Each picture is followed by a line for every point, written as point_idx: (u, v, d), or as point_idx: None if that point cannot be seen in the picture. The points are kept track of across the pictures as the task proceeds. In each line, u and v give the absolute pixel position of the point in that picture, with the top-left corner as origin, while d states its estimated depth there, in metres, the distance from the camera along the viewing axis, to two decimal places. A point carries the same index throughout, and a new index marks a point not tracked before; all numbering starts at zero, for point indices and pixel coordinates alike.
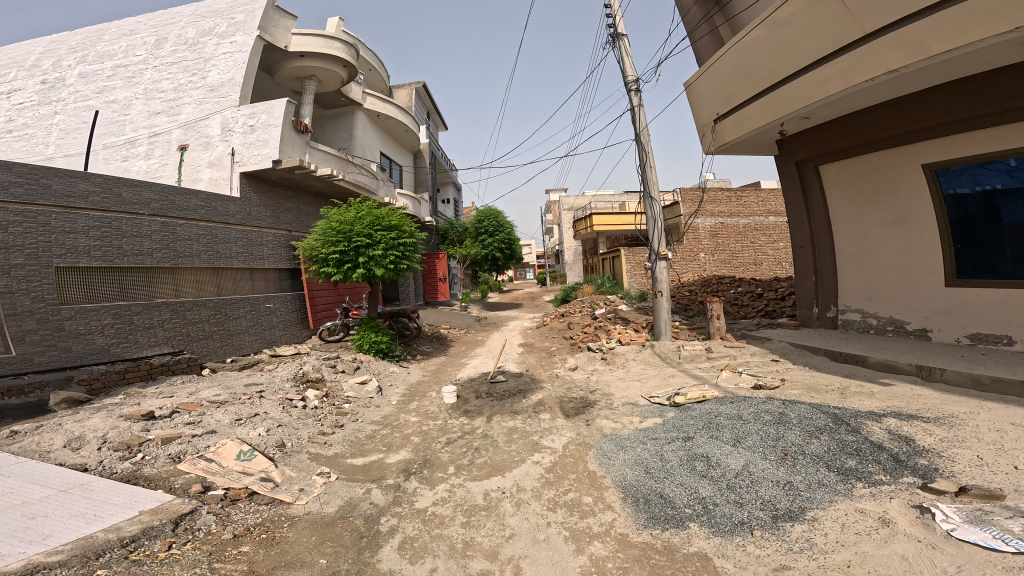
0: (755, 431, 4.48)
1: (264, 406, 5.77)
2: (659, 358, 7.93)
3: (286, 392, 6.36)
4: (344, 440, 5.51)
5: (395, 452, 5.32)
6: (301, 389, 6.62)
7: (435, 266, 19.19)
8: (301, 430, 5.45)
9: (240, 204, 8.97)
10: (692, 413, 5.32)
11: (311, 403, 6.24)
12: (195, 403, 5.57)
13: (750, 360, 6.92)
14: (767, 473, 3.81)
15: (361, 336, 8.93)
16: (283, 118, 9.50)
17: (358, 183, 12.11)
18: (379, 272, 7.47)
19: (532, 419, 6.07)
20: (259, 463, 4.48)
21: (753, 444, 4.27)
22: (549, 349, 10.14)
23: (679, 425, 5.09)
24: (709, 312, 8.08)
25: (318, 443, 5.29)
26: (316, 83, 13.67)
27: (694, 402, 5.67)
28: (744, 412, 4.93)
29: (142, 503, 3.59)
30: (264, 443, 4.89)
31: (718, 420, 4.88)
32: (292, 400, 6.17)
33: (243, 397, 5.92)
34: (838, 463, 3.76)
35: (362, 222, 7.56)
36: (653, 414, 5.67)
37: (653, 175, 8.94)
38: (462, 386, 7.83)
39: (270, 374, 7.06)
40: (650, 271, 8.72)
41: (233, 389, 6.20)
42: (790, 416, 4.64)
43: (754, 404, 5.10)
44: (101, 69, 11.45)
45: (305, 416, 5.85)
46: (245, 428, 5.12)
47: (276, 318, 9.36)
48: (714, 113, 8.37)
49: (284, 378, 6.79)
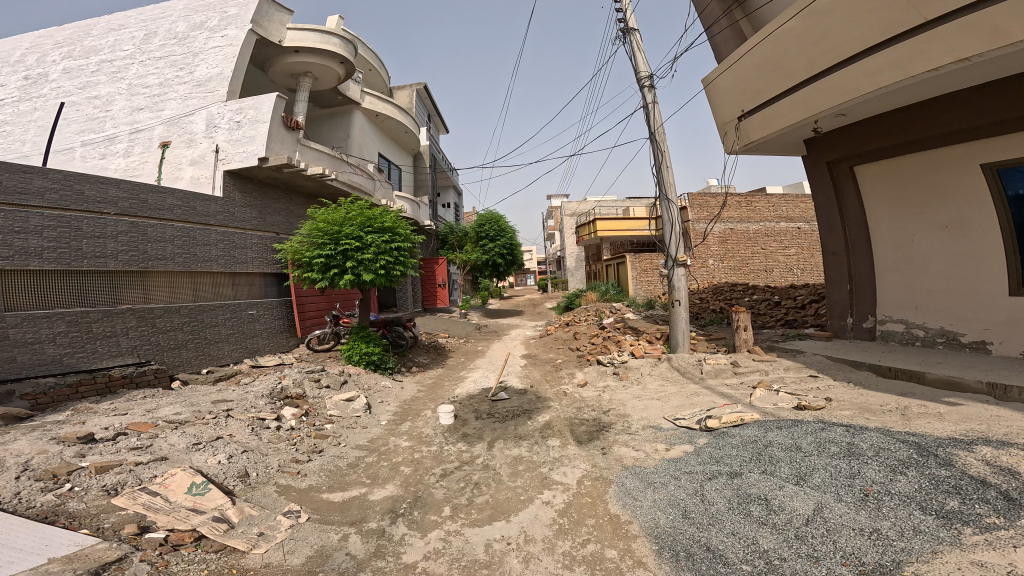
0: (821, 466, 3.71)
1: (229, 427, 4.99)
2: (679, 373, 7.15)
3: (258, 410, 5.59)
4: (321, 470, 4.71)
5: (381, 486, 4.52)
6: (277, 407, 5.86)
7: (433, 272, 18.56)
8: (270, 458, 4.68)
9: (222, 203, 8.30)
10: (731, 440, 4.56)
11: (287, 424, 5.47)
12: (149, 423, 4.77)
13: (785, 376, 6.14)
14: (846, 519, 3.05)
15: (351, 346, 8.13)
16: (272, 113, 8.89)
17: (353, 184, 11.40)
18: (369, 279, 6.75)
19: (539, 447, 5.29)
20: (214, 498, 3.67)
21: (821, 483, 3.50)
22: (555, 361, 9.36)
23: (720, 456, 4.31)
24: (733, 324, 7.29)
25: (290, 473, 4.51)
26: (312, 81, 13.11)
27: (730, 426, 4.91)
28: (801, 443, 4.15)
29: (54, 548, 2.76)
30: (223, 473, 4.11)
31: (771, 452, 4.11)
32: (265, 420, 5.40)
33: (208, 417, 5.15)
34: (936, 505, 2.99)
35: (352, 223, 6.85)
36: (681, 441, 4.91)
37: (670, 176, 8.28)
38: (461, 403, 7.07)
39: (244, 389, 6.27)
40: (667, 278, 8.01)
41: (198, 407, 5.42)
42: (861, 447, 3.86)
43: (812, 432, 4.31)
44: (85, 64, 10.87)
45: (277, 440, 5.06)
46: (202, 454, 4.34)
47: (260, 326, 8.61)
48: (740, 110, 7.73)
49: (258, 395, 6.02)
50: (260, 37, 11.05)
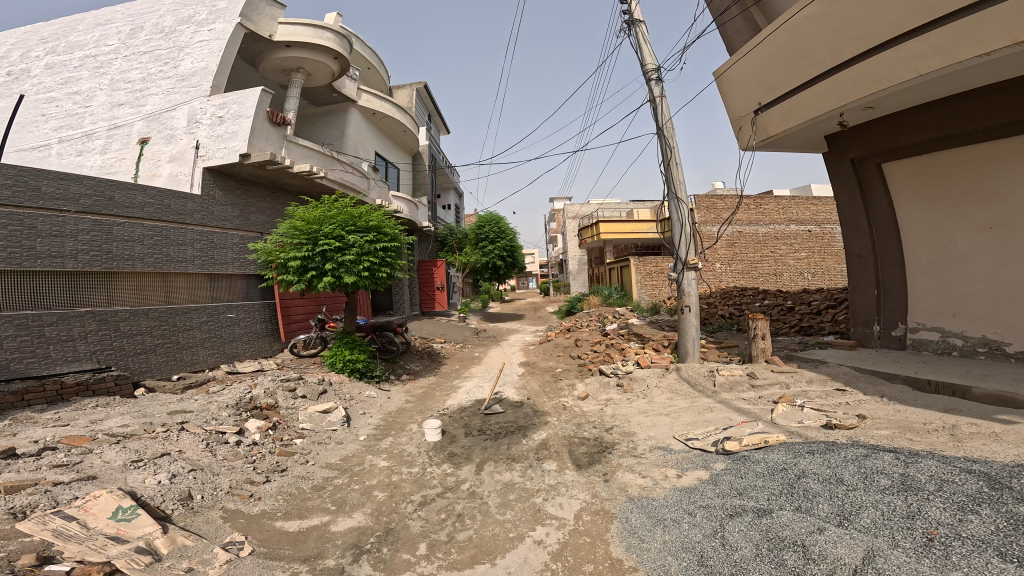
0: (870, 503, 3.05)
1: (180, 442, 4.46)
2: (689, 386, 6.53)
3: (219, 423, 5.05)
4: (278, 494, 4.14)
5: (346, 514, 3.95)
6: (241, 419, 5.32)
7: (432, 275, 17.98)
8: (221, 478, 4.13)
9: (199, 201, 7.83)
10: (753, 468, 3.94)
11: (249, 439, 4.92)
12: (87, 437, 4.24)
13: (808, 390, 5.51)
14: (905, 570, 2.42)
15: (334, 353, 7.56)
16: (255, 107, 8.45)
17: (344, 182, 10.82)
18: (350, 281, 6.23)
19: (534, 471, 4.70)
20: (142, 526, 3.11)
21: (871, 525, 2.85)
22: (554, 370, 8.75)
23: (743, 487, 3.68)
24: (750, 332, 6.63)
25: (241, 496, 3.96)
26: (304, 77, 12.72)
27: (751, 450, 4.30)
28: (842, 474, 3.49)
29: None
30: (160, 496, 3.56)
31: (806, 485, 3.46)
32: (224, 435, 4.86)
33: (158, 430, 4.61)
34: (1020, 551, 2.34)
35: (334, 221, 6.35)
36: (695, 466, 4.31)
37: (678, 172, 7.72)
38: (450, 416, 6.50)
39: (208, 399, 5.73)
40: (676, 283, 7.41)
41: (151, 419, 4.88)
42: (918, 480, 3.19)
43: (854, 460, 3.65)
44: (69, 59, 10.53)
45: (233, 457, 4.52)
46: (141, 473, 3.81)
47: (240, 330, 8.12)
48: (756, 103, 7.17)
49: (222, 406, 5.48)
50: (249, 31, 10.65)
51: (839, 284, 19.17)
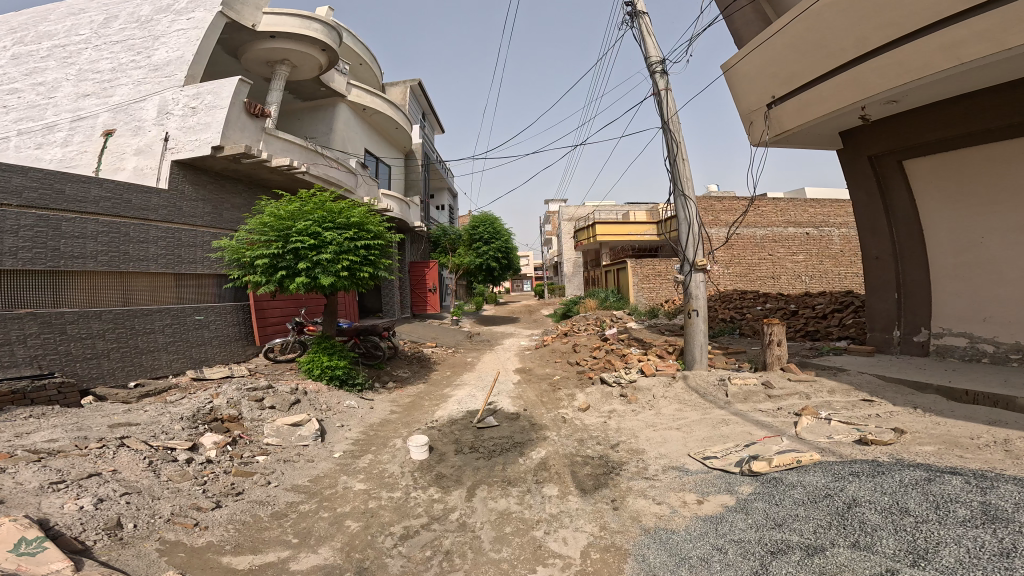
0: (951, 539, 2.51)
1: (115, 461, 3.81)
2: (699, 396, 6.02)
3: (171, 438, 4.43)
4: (228, 522, 3.51)
5: (310, 548, 3.34)
6: (197, 433, 4.69)
7: (424, 276, 17.31)
8: (162, 503, 3.50)
9: (165, 194, 7.17)
10: (791, 494, 3.40)
11: (202, 457, 4.30)
12: (1, 455, 3.57)
13: (832, 401, 5.04)
14: None
15: (311, 358, 6.90)
16: (231, 97, 7.82)
17: (329, 178, 10.19)
18: (326, 282, 5.63)
19: (532, 497, 4.14)
20: (50, 561, 2.44)
21: (958, 566, 2.32)
22: (552, 378, 8.20)
23: (782, 519, 3.14)
24: (764, 338, 6.15)
25: (184, 524, 3.34)
26: (289, 69, 12.07)
27: (780, 472, 3.79)
28: (905, 501, 2.95)
29: None
30: (80, 529, 2.93)
31: (862, 515, 2.92)
32: (173, 452, 4.22)
33: (91, 446, 3.95)
34: None
35: (310, 217, 5.75)
36: (717, 491, 3.79)
37: (686, 169, 7.27)
38: (439, 430, 5.91)
39: (159, 410, 5.05)
40: (682, 285, 6.94)
41: (86, 433, 4.21)
42: (1005, 510, 2.66)
43: (914, 484, 3.12)
44: (36, 49, 9.76)
45: (180, 478, 3.88)
46: (59, 497, 3.17)
47: (209, 333, 7.50)
48: (770, 96, 6.79)
49: (176, 417, 4.85)
50: (231, 20, 10.01)
51: (837, 286, 18.99)
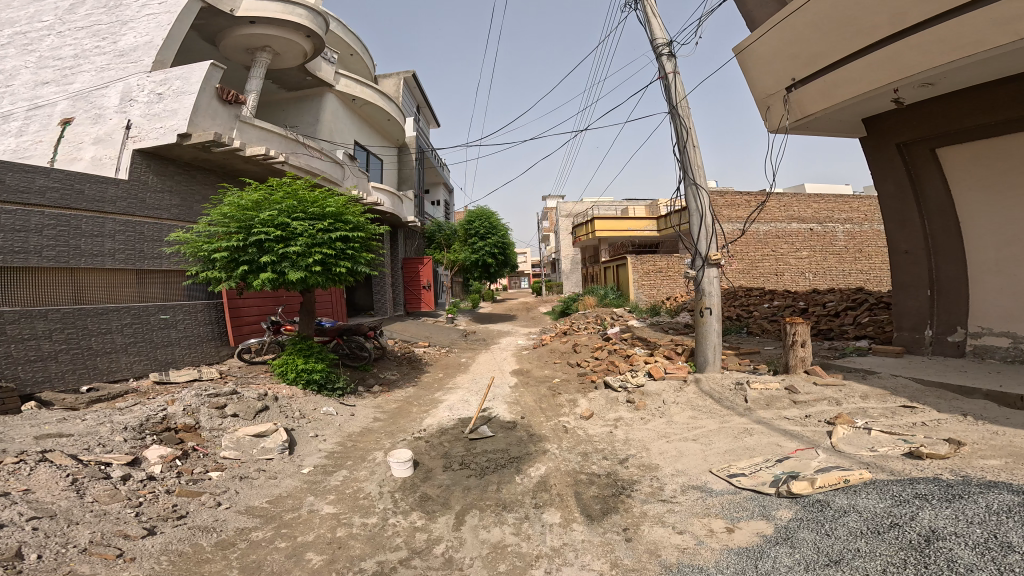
0: None
1: (31, 479, 3.19)
2: (715, 402, 5.49)
3: (109, 451, 3.84)
4: (160, 554, 2.90)
5: None
6: (141, 446, 4.10)
7: (418, 273, 16.48)
8: (79, 529, 2.88)
9: (124, 184, 6.49)
10: (845, 524, 2.85)
11: (145, 474, 3.70)
12: None
13: (867, 408, 4.52)
14: None
15: (285, 361, 6.27)
16: (200, 82, 7.15)
17: (313, 168, 9.50)
18: (295, 278, 5.02)
19: (531, 526, 3.56)
20: None
21: None
22: (551, 381, 7.63)
23: (839, 555, 2.58)
24: (787, 339, 5.61)
25: (103, 556, 2.72)
26: (271, 57, 11.31)
27: (820, 494, 3.26)
28: (1005, 535, 2.40)
29: None
30: None
31: (949, 552, 2.37)
32: (107, 468, 3.62)
33: (4, 460, 3.33)
34: None
35: (277, 206, 5.12)
36: (752, 516, 3.25)
37: (697, 157, 6.68)
38: (428, 441, 5.33)
39: (100, 419, 4.42)
40: (693, 282, 6.39)
41: (4, 446, 3.57)
42: None
43: (1008, 514, 2.57)
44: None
45: (110, 496, 3.28)
46: None
47: (177, 333, 6.88)
48: (790, 78, 6.23)
49: (120, 427, 4.24)
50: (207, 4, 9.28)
51: (840, 283, 18.61)
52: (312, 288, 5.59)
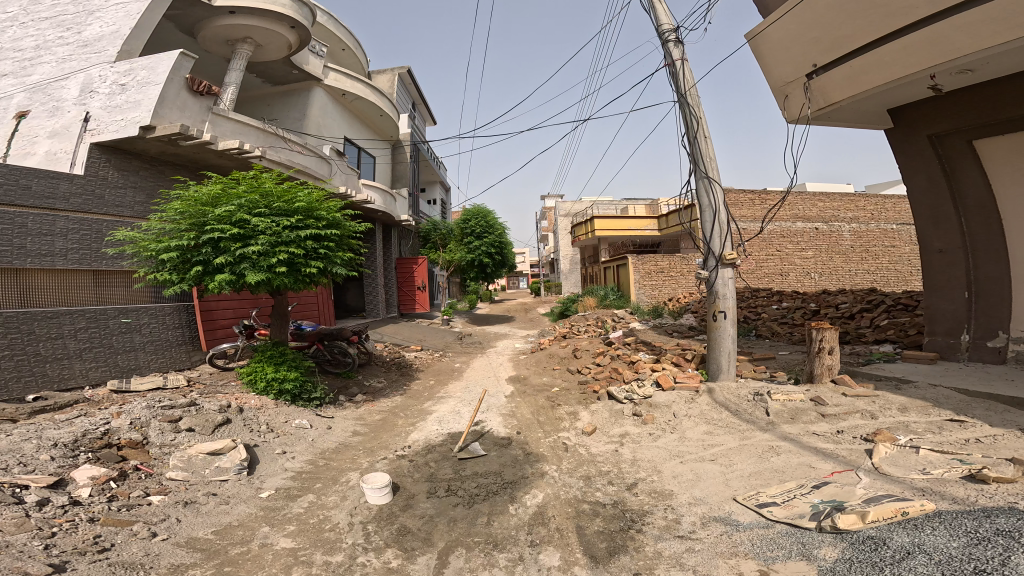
0: None
1: None
2: (732, 415, 4.97)
3: (30, 474, 3.30)
4: None
5: None
6: (70, 467, 3.56)
7: (412, 273, 15.88)
8: None
9: (78, 179, 5.92)
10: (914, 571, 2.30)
11: (69, 501, 3.17)
12: None
13: (910, 423, 4.00)
14: None
15: (254, 369, 5.69)
16: (167, 71, 6.63)
17: (295, 163, 8.94)
18: (254, 281, 4.51)
19: (525, 569, 2.99)
20: None
21: None
22: (550, 390, 7.08)
23: None
24: (812, 346, 5.08)
25: None
26: (253, 49, 10.68)
27: (874, 530, 2.70)
28: None
29: None
30: None
31: None
32: (22, 493, 3.09)
33: None
34: None
35: (236, 201, 4.59)
36: (790, 556, 2.70)
37: (709, 148, 6.14)
38: (412, 460, 4.77)
39: (28, 434, 3.86)
40: (705, 282, 5.86)
41: None
42: None
43: None
44: None
45: (19, 526, 2.75)
46: None
47: (141, 338, 6.35)
48: (811, 64, 5.74)
49: (49, 445, 3.69)
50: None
51: (848, 284, 18.12)
52: (279, 291, 5.07)
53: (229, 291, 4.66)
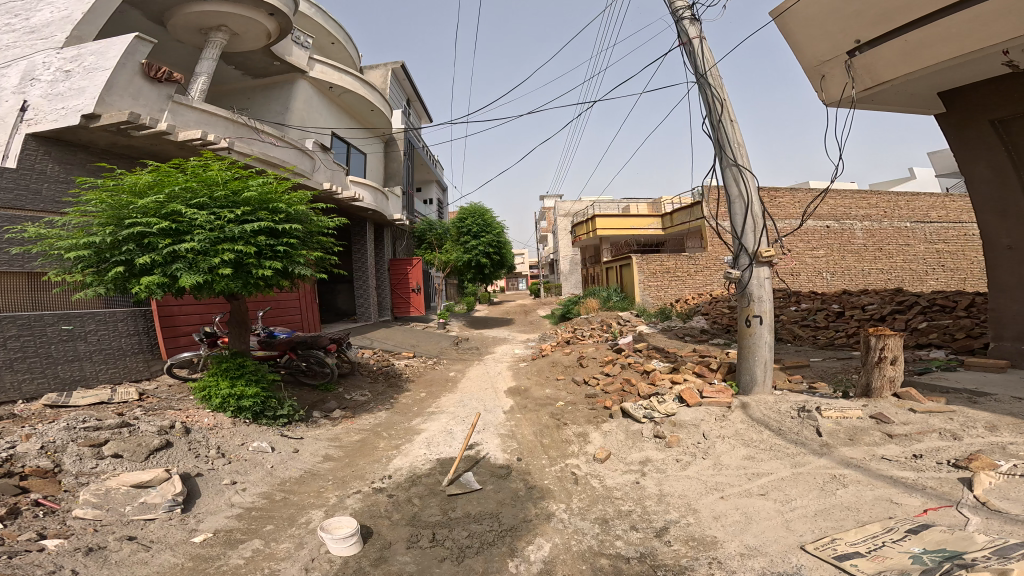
0: None
1: None
2: (774, 435, 4.24)
3: None
4: None
5: None
6: None
7: (406, 275, 15.05)
8: None
9: (8, 173, 5.31)
10: None
11: None
12: None
13: (1005, 445, 3.41)
14: None
15: (208, 385, 4.92)
16: (118, 56, 6.01)
17: (270, 157, 7.98)
18: (187, 283, 3.86)
19: None
20: None
21: None
22: (554, 404, 6.30)
23: None
24: (869, 355, 4.34)
25: None
26: (229, 37, 9.90)
27: None
28: None
29: None
30: None
31: None
32: None
33: None
34: None
35: (170, 191, 3.97)
36: None
37: (738, 133, 5.38)
38: (397, 493, 4.01)
39: None
40: (736, 282, 5.12)
41: None
42: None
43: None
44: None
45: None
46: None
47: (88, 347, 5.54)
48: (853, 41, 5.08)
49: None
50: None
51: (861, 283, 17.41)
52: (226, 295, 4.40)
53: (161, 296, 4.02)
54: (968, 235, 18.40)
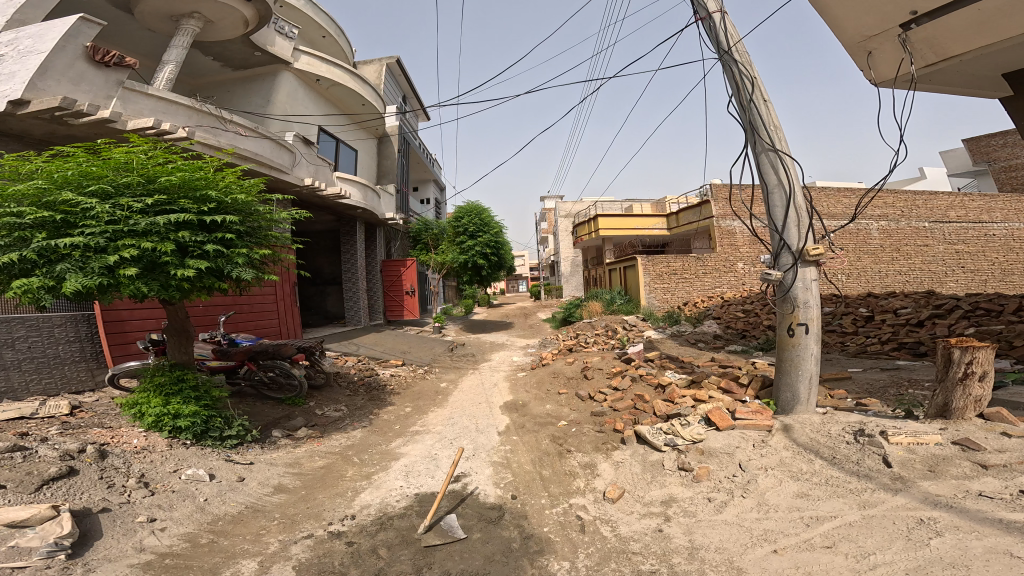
0: None
1: None
2: (829, 466, 3.43)
3: None
4: None
5: None
6: None
7: (400, 277, 14.32)
8: None
9: None
10: None
11: None
12: None
13: None
14: None
15: (138, 403, 4.22)
16: (58, 36, 5.34)
17: (241, 151, 7.24)
18: (74, 287, 3.29)
19: None
20: None
21: None
22: (556, 424, 5.50)
23: None
24: (949, 371, 3.54)
25: None
26: (203, 25, 9.17)
27: None
28: None
29: None
30: None
31: None
32: None
33: None
34: None
35: (60, 178, 3.43)
36: None
37: (772, 114, 4.62)
38: (360, 539, 3.19)
39: None
40: (772, 284, 4.35)
41: None
42: None
43: None
44: None
45: None
46: None
47: (16, 355, 4.76)
48: (908, 12, 4.15)
49: None
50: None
51: (877, 285, 16.55)
52: (140, 300, 3.85)
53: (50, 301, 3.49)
54: (988, 235, 17.57)
